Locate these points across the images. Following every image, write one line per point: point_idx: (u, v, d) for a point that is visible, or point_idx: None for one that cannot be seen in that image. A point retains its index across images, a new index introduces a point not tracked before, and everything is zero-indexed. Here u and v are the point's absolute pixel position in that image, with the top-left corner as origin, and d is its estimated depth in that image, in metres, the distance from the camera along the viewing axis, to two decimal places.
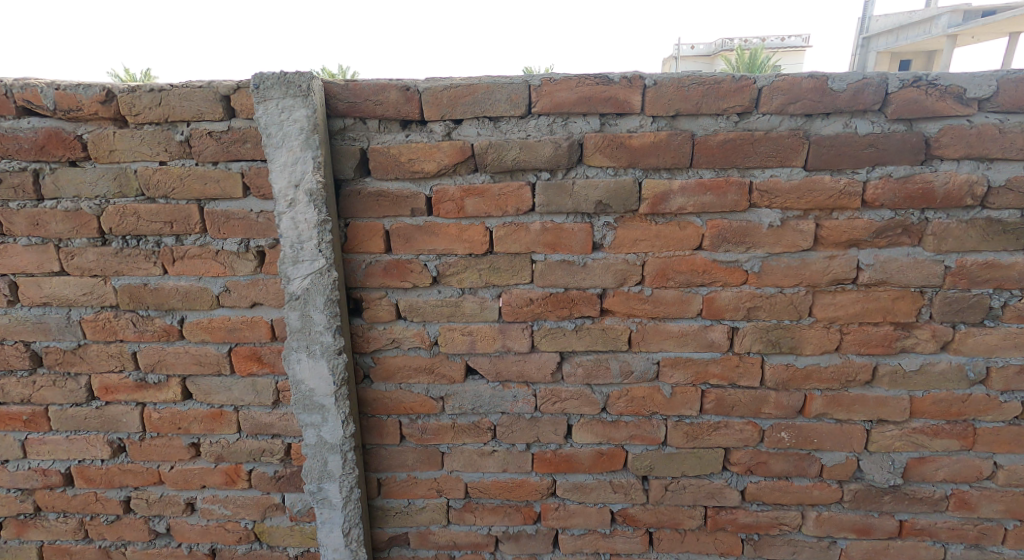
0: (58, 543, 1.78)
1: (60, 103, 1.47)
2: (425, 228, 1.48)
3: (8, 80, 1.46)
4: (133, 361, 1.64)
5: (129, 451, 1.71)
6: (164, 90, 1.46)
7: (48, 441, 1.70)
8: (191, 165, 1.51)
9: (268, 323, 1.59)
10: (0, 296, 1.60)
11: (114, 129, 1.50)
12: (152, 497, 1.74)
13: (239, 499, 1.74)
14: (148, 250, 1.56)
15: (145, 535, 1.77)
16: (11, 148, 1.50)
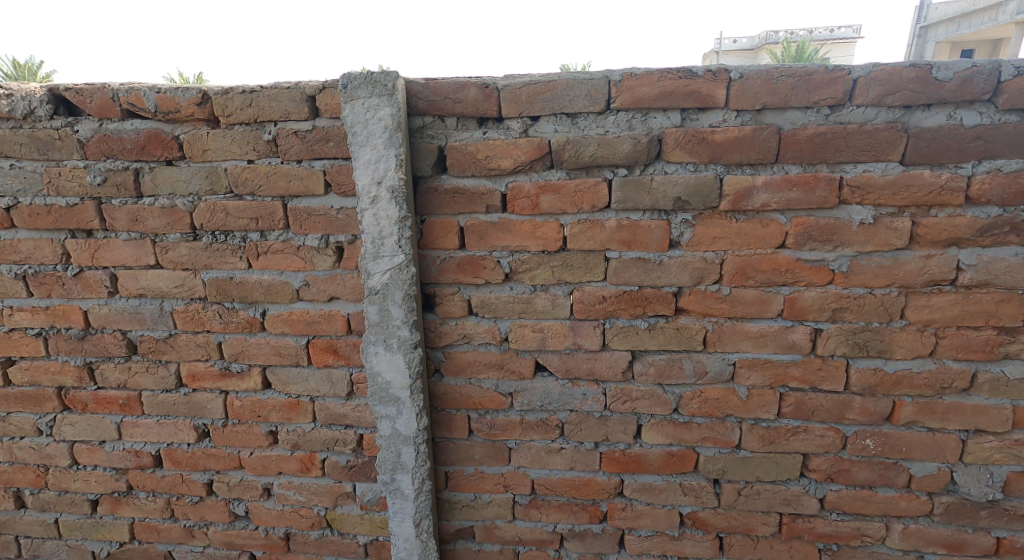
0: (147, 521, 1.89)
1: (160, 105, 1.56)
2: (500, 225, 1.50)
3: (115, 85, 1.57)
4: (218, 351, 1.73)
5: (212, 436, 1.80)
6: (256, 91, 1.53)
7: (141, 424, 1.81)
8: (277, 163, 1.58)
9: (345, 316, 1.66)
10: (101, 287, 1.71)
11: (207, 130, 1.58)
12: (232, 480, 1.83)
13: (313, 486, 1.80)
14: (235, 245, 1.64)
15: (225, 517, 1.87)
16: (116, 148, 1.61)
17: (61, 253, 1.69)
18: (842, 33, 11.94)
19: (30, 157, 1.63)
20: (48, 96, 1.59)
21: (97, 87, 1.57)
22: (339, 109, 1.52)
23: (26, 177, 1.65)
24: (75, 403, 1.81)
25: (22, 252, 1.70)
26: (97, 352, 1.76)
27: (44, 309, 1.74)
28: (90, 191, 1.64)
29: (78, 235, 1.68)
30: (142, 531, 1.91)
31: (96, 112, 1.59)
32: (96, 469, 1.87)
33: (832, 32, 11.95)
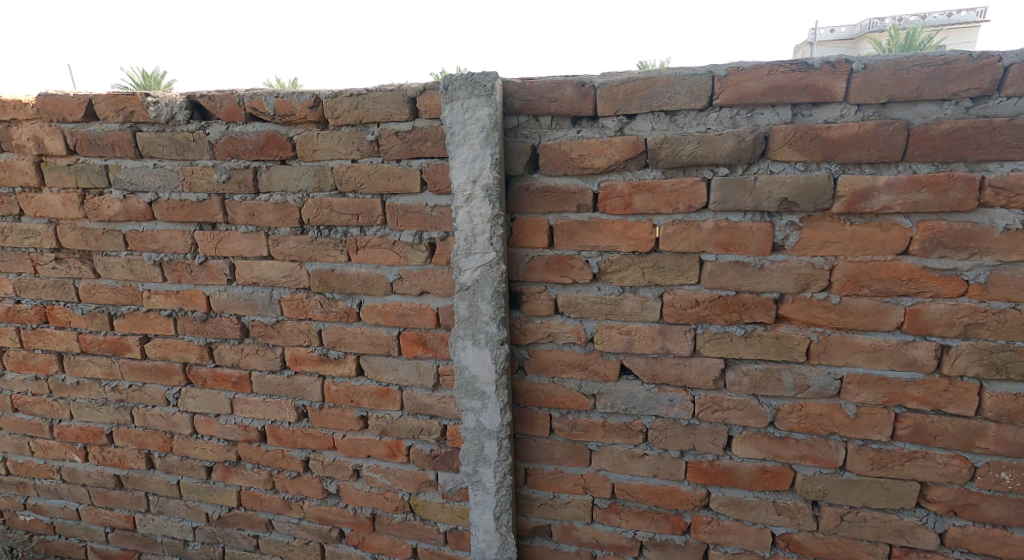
0: (251, 490, 2.05)
1: (278, 109, 1.68)
2: (590, 225, 1.48)
3: (241, 91, 1.70)
4: (318, 338, 1.84)
5: (310, 417, 1.92)
6: (362, 94, 1.61)
7: (250, 401, 1.96)
8: (378, 162, 1.66)
9: (434, 310, 1.71)
10: (221, 275, 1.87)
11: (318, 131, 1.68)
12: (326, 460, 1.94)
13: (398, 471, 1.88)
14: (337, 239, 1.73)
15: (319, 494, 1.98)
16: (239, 149, 1.75)
17: (191, 243, 1.87)
18: (961, 17, 10.79)
19: (169, 157, 1.82)
20: (186, 102, 1.76)
21: (226, 94, 1.71)
22: (437, 110, 1.57)
23: (165, 175, 1.83)
24: (196, 378, 2.00)
25: (160, 241, 1.89)
26: (216, 334, 1.93)
27: (175, 293, 1.93)
28: (215, 187, 1.80)
29: (204, 227, 1.85)
30: (248, 500, 2.07)
31: (224, 116, 1.74)
32: (211, 439, 2.04)
33: (949, 16, 10.81)
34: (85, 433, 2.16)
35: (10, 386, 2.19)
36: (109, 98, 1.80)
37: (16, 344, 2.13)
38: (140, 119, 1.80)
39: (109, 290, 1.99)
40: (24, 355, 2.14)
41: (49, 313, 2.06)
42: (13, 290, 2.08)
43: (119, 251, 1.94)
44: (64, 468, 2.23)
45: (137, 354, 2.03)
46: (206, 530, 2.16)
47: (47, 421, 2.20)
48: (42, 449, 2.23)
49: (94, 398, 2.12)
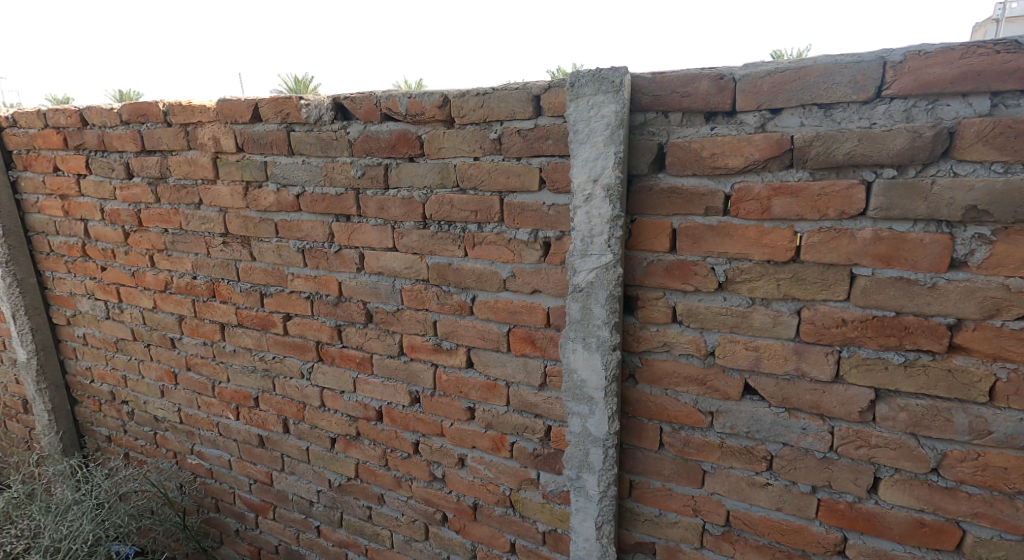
0: (367, 464, 2.20)
1: (410, 109, 1.78)
2: (719, 229, 1.38)
3: (379, 93, 1.83)
4: (433, 328, 1.92)
5: (422, 403, 2.00)
6: (487, 93, 1.64)
7: (369, 382, 2.10)
8: (498, 160, 1.68)
9: (545, 310, 1.70)
10: (352, 263, 2.01)
11: (444, 130, 1.75)
12: (434, 445, 2.02)
13: (501, 466, 1.90)
14: (456, 235, 1.79)
15: (426, 476, 2.07)
16: (374, 147, 1.88)
17: (328, 233, 2.04)
18: None
19: (315, 155, 2.01)
20: (332, 104, 1.93)
21: (366, 95, 1.85)
22: (561, 107, 1.56)
23: (311, 170, 2.03)
24: (326, 356, 2.17)
25: (304, 230, 2.09)
26: (345, 317, 2.09)
27: (313, 278, 2.13)
28: (351, 183, 1.95)
29: (340, 219, 2.01)
30: (364, 473, 2.22)
31: (363, 116, 1.88)
32: (336, 413, 2.22)
33: None
34: (238, 395, 2.50)
35: (186, 348, 2.61)
36: (271, 103, 2.04)
37: (191, 313, 2.53)
38: (294, 120, 2.02)
39: (262, 272, 2.25)
40: (197, 322, 2.53)
41: (217, 288, 2.42)
42: (190, 267, 2.47)
43: (271, 238, 2.20)
44: (222, 422, 2.61)
45: (280, 330, 2.28)
46: (328, 495, 2.36)
47: (211, 381, 2.58)
48: (206, 404, 2.64)
49: (246, 365, 2.43)
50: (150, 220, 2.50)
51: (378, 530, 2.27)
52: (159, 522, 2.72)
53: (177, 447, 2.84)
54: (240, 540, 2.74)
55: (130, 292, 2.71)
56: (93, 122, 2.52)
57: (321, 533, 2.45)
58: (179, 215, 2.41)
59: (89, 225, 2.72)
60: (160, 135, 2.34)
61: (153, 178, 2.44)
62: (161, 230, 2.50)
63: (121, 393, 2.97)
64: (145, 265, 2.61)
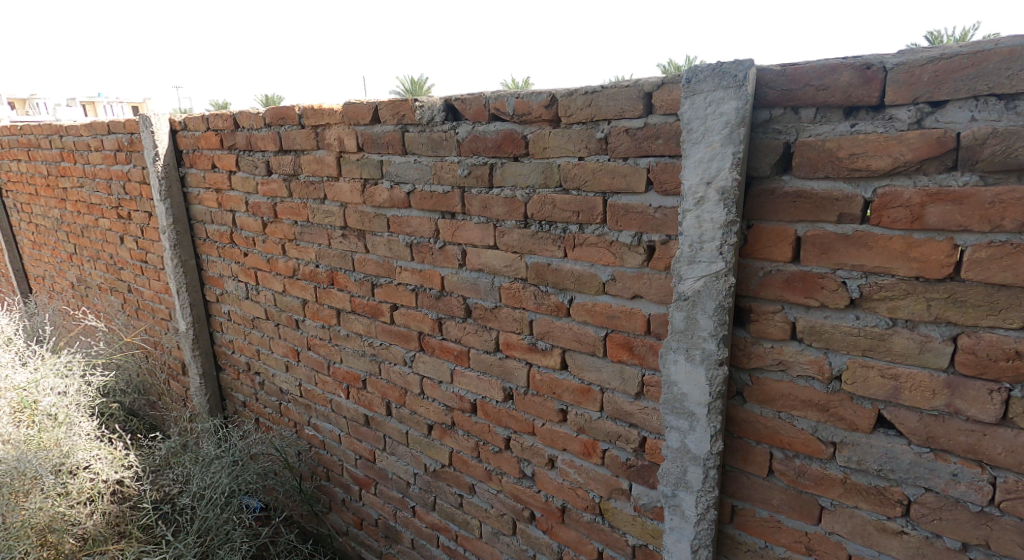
0: (461, 454, 2.30)
1: (517, 109, 1.80)
2: (854, 239, 1.25)
3: (488, 93, 1.87)
4: (529, 327, 1.94)
5: (514, 400, 2.05)
6: (596, 91, 1.63)
7: (465, 374, 2.18)
8: (604, 160, 1.66)
9: (645, 316, 1.66)
10: (455, 259, 2.09)
11: (549, 129, 1.76)
12: (525, 443, 2.06)
13: (592, 472, 1.89)
14: (557, 235, 1.80)
15: (516, 472, 2.12)
16: (481, 147, 1.93)
17: (435, 229, 2.13)
18: None
19: (426, 154, 2.09)
20: (443, 105, 2.00)
21: (476, 96, 1.90)
22: (674, 105, 1.50)
23: (421, 169, 2.11)
24: (427, 346, 2.30)
25: (412, 226, 2.19)
26: (445, 310, 2.19)
27: (418, 271, 2.22)
28: (458, 181, 2.01)
29: (446, 216, 2.09)
30: (457, 461, 2.33)
31: (472, 117, 1.93)
32: (434, 401, 2.34)
33: None
34: (349, 376, 2.67)
35: (308, 330, 2.80)
36: (389, 104, 2.15)
37: (313, 297, 2.71)
38: (409, 121, 2.10)
39: (375, 264, 2.37)
40: (318, 307, 2.71)
41: (336, 277, 2.56)
42: (314, 256, 2.63)
43: (383, 232, 2.30)
44: (335, 400, 2.80)
45: (387, 319, 2.41)
46: (424, 479, 2.50)
47: (327, 361, 2.77)
48: (322, 382, 2.84)
49: (357, 349, 2.59)
50: (284, 212, 2.69)
51: (468, 518, 2.37)
52: (279, 484, 3.07)
53: (297, 418, 3.07)
54: (346, 509, 2.96)
55: (264, 275, 2.94)
56: (243, 124, 2.75)
57: (416, 513, 2.60)
58: (307, 209, 2.57)
59: (236, 216, 2.98)
60: (295, 136, 2.50)
61: (287, 175, 2.62)
62: (292, 221, 2.68)
63: (255, 365, 3.25)
64: (278, 253, 2.82)
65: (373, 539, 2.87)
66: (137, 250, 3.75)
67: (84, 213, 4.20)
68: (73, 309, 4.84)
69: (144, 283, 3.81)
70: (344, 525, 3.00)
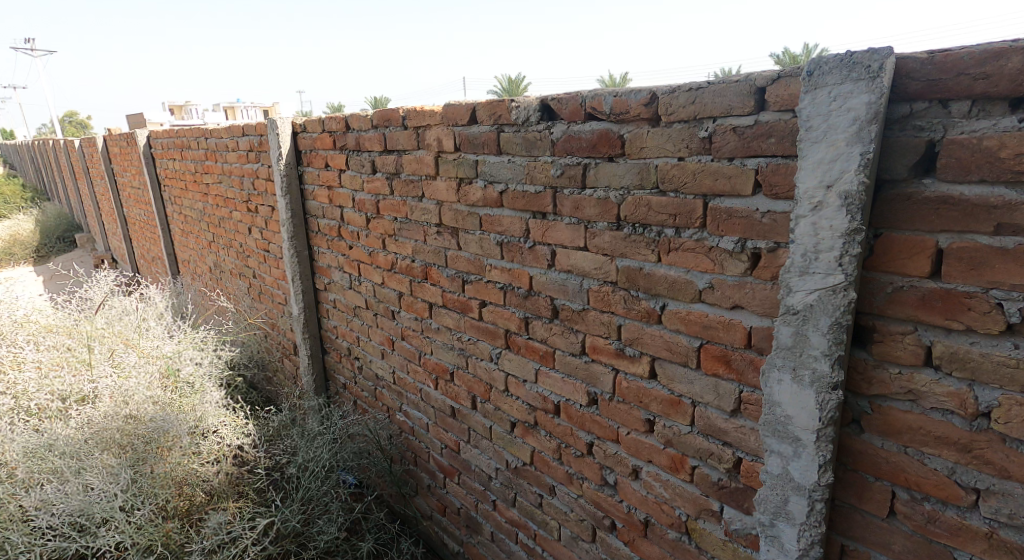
0: (543, 454, 2.26)
1: (615, 108, 1.74)
2: (1015, 254, 1.09)
3: (585, 92, 1.82)
4: (618, 332, 1.88)
5: (599, 405, 1.99)
6: (701, 88, 1.55)
7: (550, 376, 2.14)
8: (707, 161, 1.57)
9: (745, 329, 1.56)
10: (543, 259, 2.05)
11: (648, 129, 1.68)
12: (608, 450, 2.00)
13: (679, 488, 1.81)
14: (651, 238, 1.73)
15: (597, 479, 2.07)
16: (575, 146, 1.87)
17: (525, 229, 2.09)
18: None
19: (520, 154, 2.05)
20: (539, 105, 1.95)
21: (572, 96, 1.84)
22: (790, 101, 1.39)
23: (514, 168, 2.08)
24: (513, 345, 2.27)
25: (504, 225, 2.17)
26: (532, 310, 2.14)
27: (508, 270, 2.19)
28: (551, 181, 1.96)
29: (537, 216, 2.05)
30: (539, 461, 2.29)
31: (567, 116, 1.88)
32: (517, 400, 2.32)
33: None
34: (438, 368, 2.70)
35: (402, 321, 2.87)
36: (486, 105, 2.13)
37: (409, 291, 2.76)
38: (505, 121, 2.08)
39: (467, 261, 2.37)
40: (412, 300, 2.76)
41: (430, 272, 2.60)
42: (411, 251, 2.68)
43: (475, 230, 2.30)
44: (424, 390, 2.85)
45: (476, 315, 2.40)
46: (505, 475, 2.48)
47: (419, 351, 2.81)
48: (414, 371, 2.90)
49: (446, 342, 2.61)
50: (386, 209, 2.76)
51: (548, 519, 2.32)
52: (371, 463, 3.23)
53: (390, 403, 3.16)
54: (430, 494, 3.02)
55: (366, 267, 3.05)
56: (353, 126, 2.86)
57: (496, 507, 2.59)
58: (406, 207, 2.63)
59: (344, 212, 3.10)
60: (398, 137, 2.56)
61: (390, 174, 2.69)
62: (393, 217, 2.75)
63: (356, 350, 3.38)
64: (379, 248, 2.90)
65: (455, 527, 2.90)
66: (261, 240, 4.04)
67: (221, 206, 4.59)
68: (209, 290, 5.33)
69: (265, 271, 4.09)
70: (429, 509, 3.06)
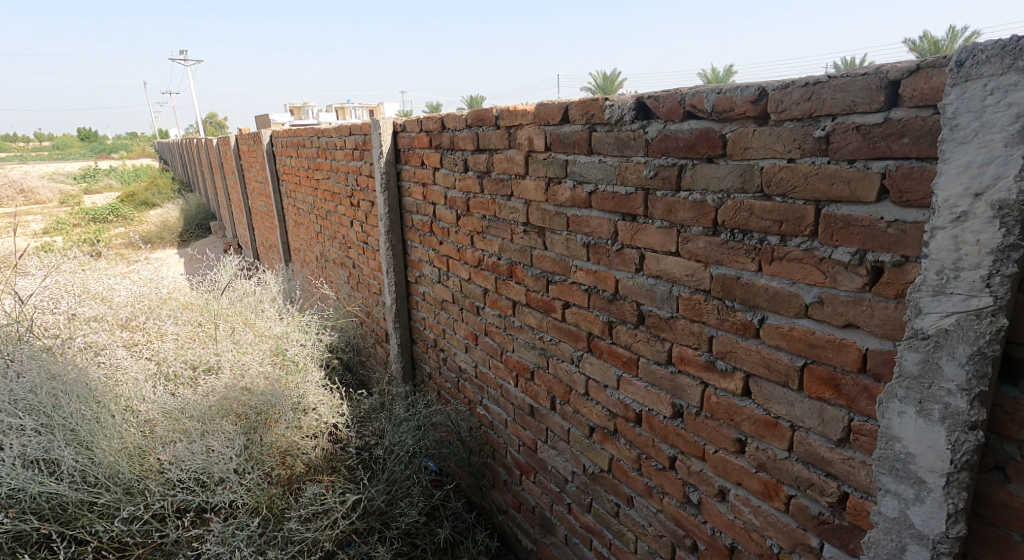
0: (621, 463, 2.15)
1: (717, 105, 1.60)
2: None
3: (685, 90, 1.69)
4: (708, 344, 1.74)
5: (684, 419, 1.86)
6: (820, 83, 1.39)
7: (633, 383, 2.03)
8: (822, 163, 1.41)
9: (860, 350, 1.39)
10: (631, 262, 1.94)
11: (754, 128, 1.53)
12: (693, 467, 1.87)
13: (772, 517, 1.66)
14: (751, 246, 1.58)
15: (679, 495, 1.94)
16: (671, 146, 1.75)
17: (614, 231, 1.99)
18: None
19: (611, 154, 1.95)
20: (634, 103, 1.84)
21: (670, 93, 1.72)
22: (931, 96, 1.22)
23: (605, 169, 1.98)
24: (595, 348, 2.17)
25: (592, 226, 2.07)
26: (617, 314, 2.04)
27: (593, 272, 2.10)
28: (643, 183, 1.85)
29: (626, 219, 1.94)
30: (617, 470, 2.18)
31: (664, 115, 1.76)
32: (597, 405, 2.22)
33: None
34: (519, 366, 2.65)
35: (486, 317, 2.85)
36: (579, 104, 2.05)
37: (493, 287, 2.73)
38: (597, 120, 1.98)
39: (551, 261, 2.30)
40: (496, 296, 2.73)
41: (515, 270, 2.55)
42: (498, 249, 2.65)
43: (562, 230, 2.22)
44: (504, 387, 2.82)
45: (559, 316, 2.33)
46: (582, 479, 2.39)
47: (501, 348, 2.78)
48: (495, 367, 2.87)
49: (528, 341, 2.56)
50: (475, 207, 2.75)
51: (624, 530, 2.21)
52: (451, 453, 3.25)
53: (471, 396, 3.16)
54: (507, 490, 2.99)
55: (454, 262, 3.06)
56: (449, 126, 2.87)
57: (571, 511, 2.51)
58: (495, 205, 2.60)
59: (437, 209, 3.13)
60: (491, 136, 2.54)
61: (481, 172, 2.67)
62: (482, 216, 2.73)
63: (441, 342, 3.41)
64: (467, 244, 2.90)
65: (529, 525, 2.85)
66: (361, 234, 4.18)
67: (328, 201, 4.81)
68: (316, 278, 5.62)
69: (364, 262, 4.23)
70: (505, 504, 3.03)
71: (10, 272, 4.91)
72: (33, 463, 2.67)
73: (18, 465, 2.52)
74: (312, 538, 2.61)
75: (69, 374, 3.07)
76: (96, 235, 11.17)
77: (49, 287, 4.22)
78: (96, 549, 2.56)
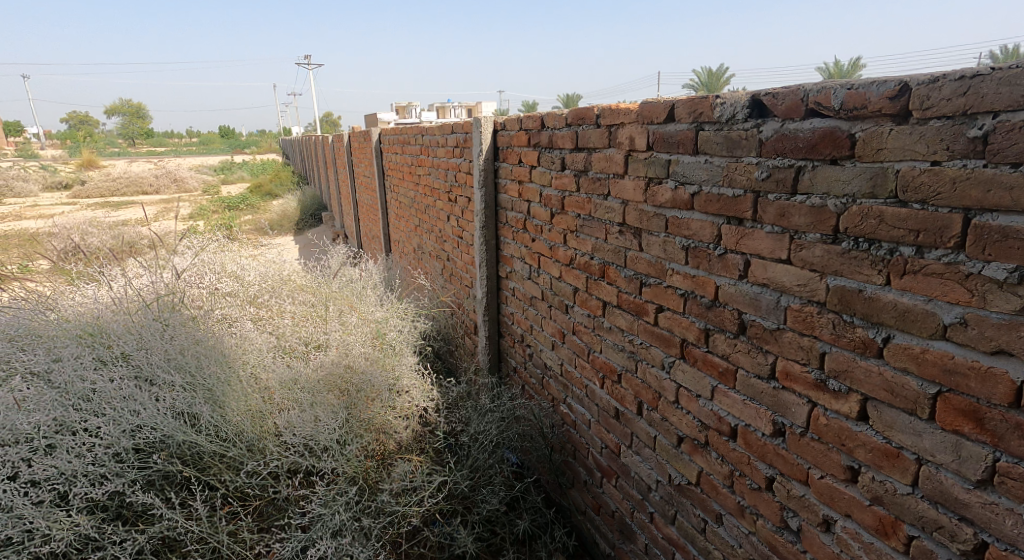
0: (711, 478, 2.03)
1: (847, 102, 1.45)
2: None
3: (808, 85, 1.55)
4: (819, 360, 1.59)
5: (786, 439, 1.72)
6: (979, 76, 1.21)
7: (729, 396, 1.90)
8: (975, 167, 1.24)
9: (1013, 382, 1.21)
10: (734, 268, 1.82)
11: (890, 126, 1.37)
12: (793, 491, 1.72)
13: (887, 555, 1.50)
14: (877, 257, 1.42)
15: (776, 519, 1.79)
16: (789, 146, 1.61)
17: (717, 235, 1.87)
18: None
19: (719, 154, 1.83)
20: (749, 100, 1.72)
21: (791, 89, 1.59)
22: None
23: (711, 169, 1.87)
24: (689, 356, 2.06)
25: (692, 229, 1.97)
26: (715, 322, 1.92)
27: (691, 276, 1.99)
28: (753, 185, 1.72)
29: (731, 222, 1.81)
30: (706, 484, 2.06)
31: (782, 113, 1.62)
32: (689, 414, 2.10)
33: None
34: (607, 367, 2.58)
35: (575, 315, 2.80)
36: (687, 102, 1.94)
37: (584, 286, 2.67)
38: (706, 119, 1.87)
39: (646, 263, 2.21)
40: (587, 296, 2.67)
41: (607, 271, 2.48)
42: (591, 248, 2.59)
43: (659, 232, 2.13)
44: (590, 387, 2.76)
45: (651, 319, 2.23)
46: (667, 489, 2.29)
47: (588, 348, 2.72)
48: (582, 367, 2.81)
49: (617, 343, 2.48)
50: (571, 205, 2.70)
51: (710, 548, 2.09)
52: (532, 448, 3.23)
53: (556, 393, 3.12)
54: (587, 491, 2.93)
55: (546, 260, 3.03)
56: (549, 124, 2.84)
57: (653, 520, 2.41)
58: (591, 205, 2.54)
59: (531, 206, 3.12)
60: (591, 135, 2.48)
61: (578, 171, 2.62)
62: (576, 214, 2.68)
63: (528, 338, 3.40)
64: (560, 242, 2.86)
65: (608, 529, 2.77)
66: (457, 229, 4.26)
67: (428, 195, 4.96)
68: (413, 269, 5.82)
69: (458, 255, 4.32)
70: (584, 505, 2.98)
71: (165, 249, 5.51)
72: (180, 415, 2.95)
73: (169, 414, 2.81)
74: (402, 512, 2.71)
75: (209, 341, 3.36)
76: (230, 221, 12.31)
77: (196, 264, 4.69)
78: (223, 496, 2.81)
